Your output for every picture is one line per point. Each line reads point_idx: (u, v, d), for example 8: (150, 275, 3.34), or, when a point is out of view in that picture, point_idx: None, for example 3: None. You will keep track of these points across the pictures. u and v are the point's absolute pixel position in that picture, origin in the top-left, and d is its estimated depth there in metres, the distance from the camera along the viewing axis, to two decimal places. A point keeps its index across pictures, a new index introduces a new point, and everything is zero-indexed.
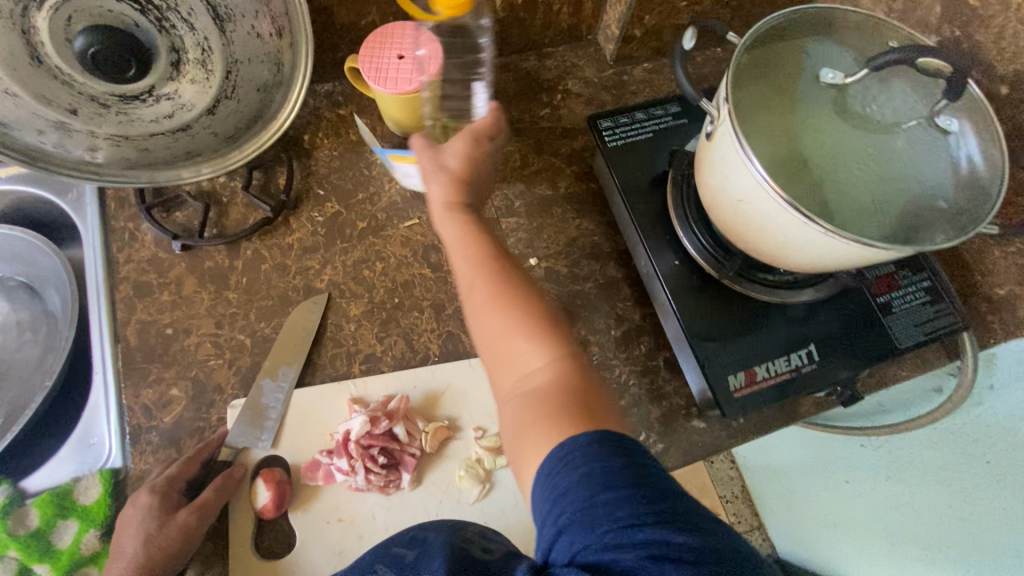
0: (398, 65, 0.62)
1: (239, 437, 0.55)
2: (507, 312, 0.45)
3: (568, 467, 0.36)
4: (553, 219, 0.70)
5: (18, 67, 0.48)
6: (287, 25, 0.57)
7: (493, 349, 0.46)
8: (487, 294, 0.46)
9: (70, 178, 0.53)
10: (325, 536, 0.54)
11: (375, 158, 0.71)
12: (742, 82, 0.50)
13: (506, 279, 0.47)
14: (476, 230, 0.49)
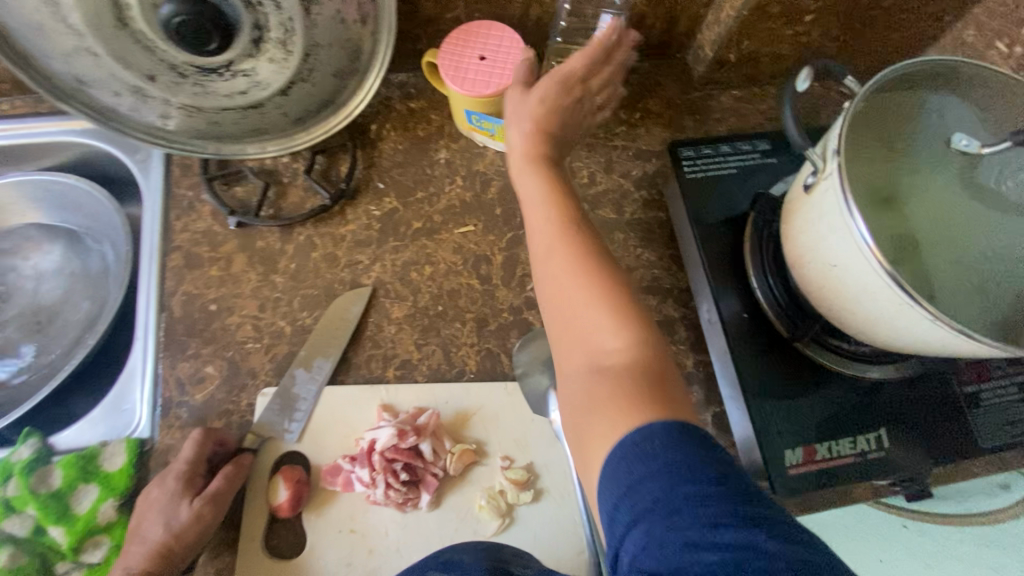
0: (477, 67, 0.59)
1: (268, 425, 0.54)
2: (590, 276, 0.43)
3: (647, 456, 0.35)
4: (614, 245, 0.66)
5: (102, 30, 0.47)
6: (372, 13, 0.54)
7: (569, 310, 0.43)
8: (569, 252, 0.45)
9: (146, 139, 0.56)
10: (334, 545, 0.52)
11: (439, 157, 0.68)
12: (856, 135, 0.44)
13: (588, 243, 0.46)
14: (557, 187, 0.49)
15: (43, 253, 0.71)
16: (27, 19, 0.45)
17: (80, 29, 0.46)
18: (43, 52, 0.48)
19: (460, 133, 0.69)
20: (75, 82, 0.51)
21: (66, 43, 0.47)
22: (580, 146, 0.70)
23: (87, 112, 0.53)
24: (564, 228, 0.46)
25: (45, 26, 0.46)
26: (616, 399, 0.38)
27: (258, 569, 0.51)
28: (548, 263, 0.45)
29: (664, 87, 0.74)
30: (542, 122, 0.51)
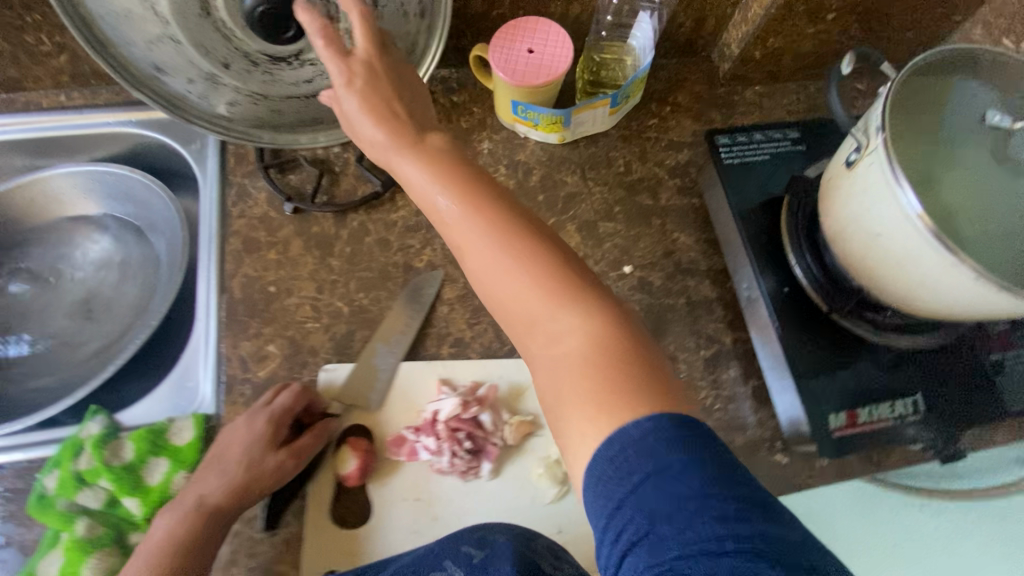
0: (527, 60, 0.63)
1: (348, 396, 0.56)
2: (516, 260, 0.43)
3: (615, 464, 0.36)
4: (651, 229, 0.69)
5: (188, 17, 0.50)
6: (431, 6, 0.58)
7: (500, 293, 0.44)
8: (483, 241, 0.44)
9: (206, 129, 0.58)
10: (398, 512, 0.53)
11: (482, 148, 0.72)
12: (898, 112, 0.48)
13: (499, 227, 0.44)
14: (440, 180, 0.46)
15: (92, 243, 0.72)
16: (119, 6, 0.48)
17: (166, 17, 0.49)
18: (126, 39, 0.51)
19: (501, 125, 0.72)
20: (151, 69, 0.53)
21: (152, 31, 0.50)
22: (615, 137, 0.74)
23: (155, 101, 0.55)
24: (471, 218, 0.45)
25: (134, 13, 0.49)
26: (575, 385, 0.39)
27: (328, 536, 0.52)
28: (467, 254, 0.45)
29: (692, 83, 0.78)
30: (394, 118, 0.48)
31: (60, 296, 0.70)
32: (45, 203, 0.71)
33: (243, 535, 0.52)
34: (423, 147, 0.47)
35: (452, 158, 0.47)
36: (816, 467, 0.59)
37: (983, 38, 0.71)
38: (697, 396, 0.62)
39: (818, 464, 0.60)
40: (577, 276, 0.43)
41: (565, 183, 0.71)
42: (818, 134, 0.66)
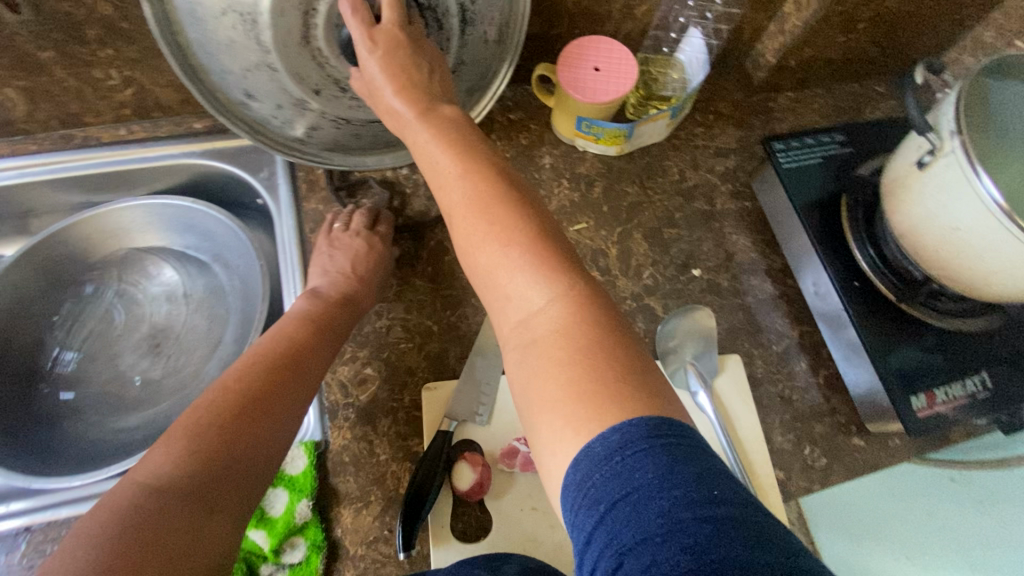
0: (594, 77, 0.65)
1: (459, 411, 0.57)
2: (511, 232, 0.39)
3: (583, 482, 0.30)
4: (712, 233, 0.73)
5: (289, 46, 0.50)
6: (510, 32, 0.59)
7: (484, 263, 0.39)
8: (480, 207, 0.40)
9: (284, 152, 0.59)
10: (519, 523, 0.54)
11: (544, 163, 0.74)
12: (972, 114, 0.53)
13: (502, 196, 0.40)
14: (447, 139, 0.43)
15: (154, 277, 0.71)
16: (222, 38, 0.48)
17: (268, 47, 0.49)
18: (223, 67, 0.51)
19: (559, 140, 0.75)
20: (240, 96, 0.54)
21: (252, 60, 0.50)
22: (666, 146, 0.77)
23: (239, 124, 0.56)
24: (474, 182, 0.41)
25: (235, 43, 0.49)
26: (548, 373, 0.34)
27: (454, 552, 0.53)
28: (457, 220, 0.41)
29: (730, 91, 0.81)
30: (413, 83, 0.45)
31: (127, 333, 0.68)
32: (104, 239, 0.69)
33: (370, 558, 0.52)
34: (436, 115, 0.45)
35: (468, 130, 0.44)
36: (891, 447, 0.64)
37: (994, 41, 0.77)
38: (775, 389, 0.66)
39: (892, 444, 0.64)
40: (574, 267, 0.38)
41: (626, 193, 0.73)
42: (863, 136, 0.71)
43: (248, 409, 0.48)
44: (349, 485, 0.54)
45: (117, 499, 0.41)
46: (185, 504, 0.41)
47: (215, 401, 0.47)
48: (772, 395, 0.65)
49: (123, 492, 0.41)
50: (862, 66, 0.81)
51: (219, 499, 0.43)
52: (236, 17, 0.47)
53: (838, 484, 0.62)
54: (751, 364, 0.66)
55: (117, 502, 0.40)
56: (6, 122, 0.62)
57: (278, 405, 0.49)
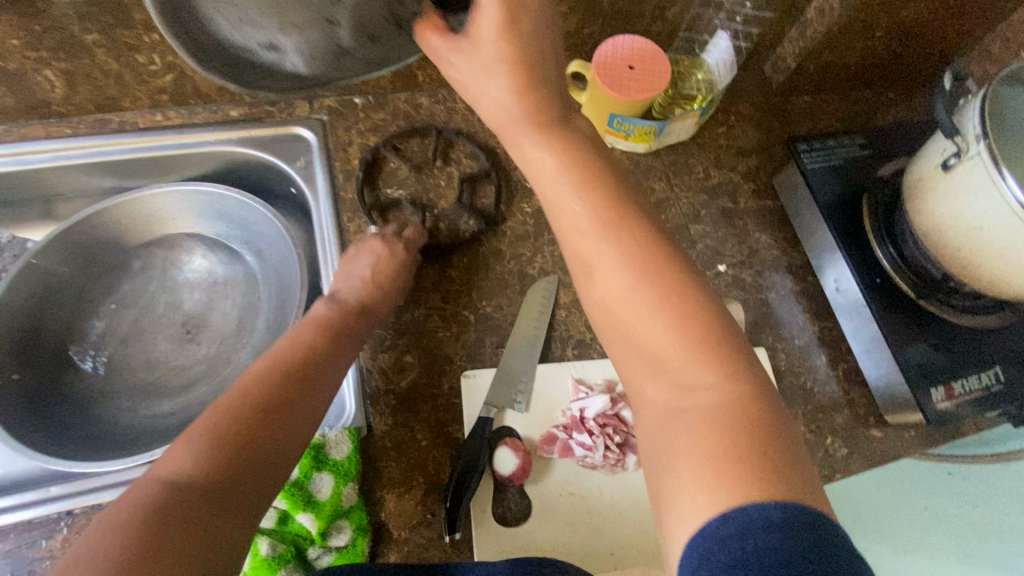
0: (629, 76, 0.67)
1: (497, 398, 0.58)
2: (669, 305, 0.41)
3: (723, 542, 0.30)
4: (736, 230, 0.75)
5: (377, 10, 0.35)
6: None
7: (636, 330, 0.41)
8: (637, 281, 0.42)
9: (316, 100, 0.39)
10: (558, 508, 0.56)
11: None
12: (994, 120, 0.56)
13: (657, 269, 0.42)
14: (600, 199, 0.45)
15: (185, 264, 0.71)
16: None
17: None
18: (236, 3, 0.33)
19: None
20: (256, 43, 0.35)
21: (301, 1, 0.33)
22: (691, 146, 0.79)
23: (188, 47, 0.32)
24: (627, 254, 0.43)
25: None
26: (704, 443, 0.35)
27: (499, 538, 0.54)
28: (606, 283, 0.43)
29: (751, 92, 0.83)
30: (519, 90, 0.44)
31: (159, 320, 0.68)
32: (137, 225, 0.69)
33: (412, 540, 0.53)
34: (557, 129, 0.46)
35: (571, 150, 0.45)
36: (907, 438, 0.66)
37: (1001, 52, 0.79)
38: (797, 381, 0.68)
39: (909, 435, 0.66)
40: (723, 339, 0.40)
41: (653, 189, 0.75)
42: (880, 139, 0.75)
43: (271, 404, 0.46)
44: (391, 470, 0.55)
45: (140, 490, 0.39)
46: (205, 498, 0.39)
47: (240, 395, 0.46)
48: (794, 387, 0.68)
49: (145, 484, 0.39)
50: (881, 71, 0.83)
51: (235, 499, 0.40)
52: None
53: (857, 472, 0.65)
54: (774, 357, 0.69)
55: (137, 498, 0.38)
56: (42, 106, 0.62)
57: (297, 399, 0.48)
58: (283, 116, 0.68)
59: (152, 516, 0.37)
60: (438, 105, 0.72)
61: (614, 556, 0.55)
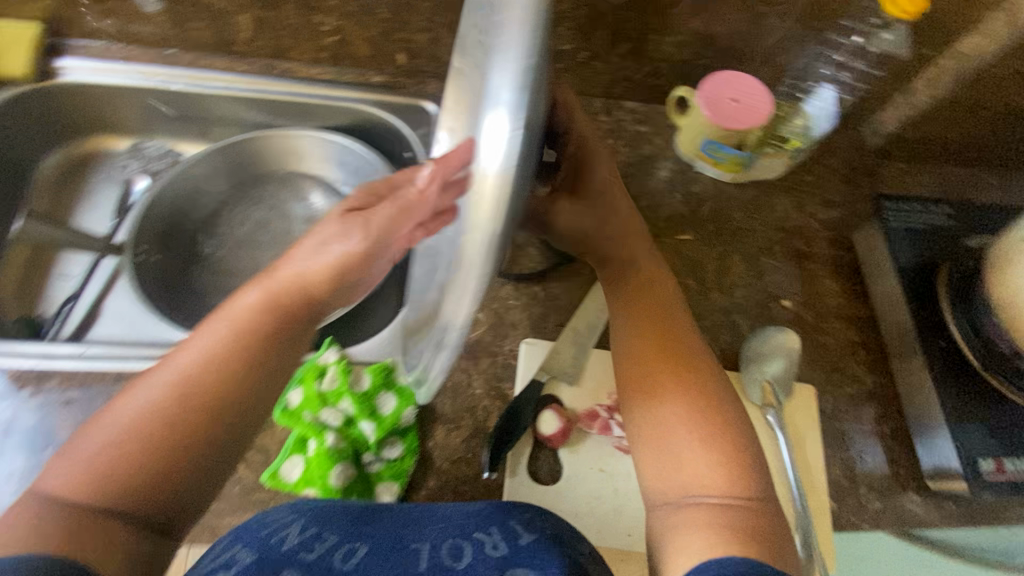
0: (732, 108, 0.71)
1: (552, 367, 0.63)
2: (719, 437, 0.48)
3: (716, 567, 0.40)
4: (806, 273, 0.77)
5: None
6: None
7: (669, 436, 0.49)
8: (695, 412, 0.49)
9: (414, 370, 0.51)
10: (587, 480, 0.59)
11: (661, 175, 0.80)
12: None
13: (714, 407, 0.50)
14: (662, 319, 0.55)
15: (302, 199, 0.80)
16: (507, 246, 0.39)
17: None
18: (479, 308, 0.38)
19: (677, 157, 0.81)
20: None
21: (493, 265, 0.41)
22: (777, 188, 0.81)
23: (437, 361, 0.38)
24: (696, 389, 0.50)
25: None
26: (713, 522, 0.44)
27: (528, 490, 0.59)
28: (651, 389, 0.51)
29: (845, 147, 0.83)
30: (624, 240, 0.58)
31: (269, 241, 0.78)
32: (271, 158, 0.79)
33: (453, 474, 0.58)
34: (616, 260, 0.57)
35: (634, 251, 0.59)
36: (946, 510, 0.65)
37: None
38: (840, 426, 0.69)
39: (948, 507, 0.66)
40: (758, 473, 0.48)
41: (732, 218, 0.79)
42: (971, 214, 0.76)
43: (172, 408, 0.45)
44: (444, 406, 0.61)
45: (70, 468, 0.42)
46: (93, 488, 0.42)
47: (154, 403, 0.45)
48: (836, 430, 0.69)
49: (108, 435, 0.44)
50: (983, 153, 0.83)
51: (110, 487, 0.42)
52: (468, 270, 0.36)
53: (886, 529, 0.65)
54: (822, 398, 0.70)
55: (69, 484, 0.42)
56: (227, 43, 0.73)
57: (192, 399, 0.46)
58: (414, 89, 0.77)
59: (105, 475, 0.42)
60: None
61: (631, 537, 0.58)
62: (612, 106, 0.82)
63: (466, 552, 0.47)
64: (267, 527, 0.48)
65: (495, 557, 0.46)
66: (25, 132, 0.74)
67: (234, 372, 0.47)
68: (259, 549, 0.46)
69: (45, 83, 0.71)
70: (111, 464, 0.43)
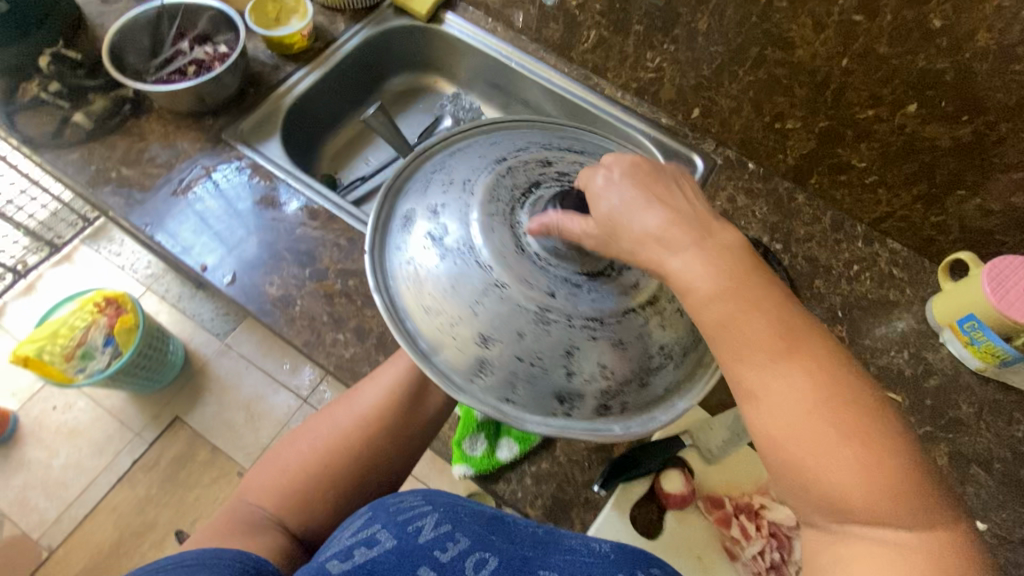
0: (1020, 296, 0.63)
1: (700, 435, 0.61)
2: (866, 442, 0.35)
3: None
4: (1022, 511, 0.65)
5: (508, 256, 0.44)
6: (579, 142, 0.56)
7: (808, 457, 0.36)
8: (820, 413, 0.36)
9: (572, 432, 0.45)
10: (682, 558, 0.57)
11: (896, 326, 0.74)
12: None
13: (844, 398, 0.36)
14: (750, 291, 0.38)
15: None
16: (444, 282, 0.46)
17: (490, 262, 0.44)
18: (452, 332, 0.46)
19: (924, 319, 0.75)
20: (475, 340, 0.45)
21: (475, 299, 0.45)
22: None
23: (448, 377, 0.46)
24: (806, 370, 0.37)
25: (465, 284, 0.45)
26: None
27: (623, 530, 0.57)
28: (771, 402, 0.37)
29: None
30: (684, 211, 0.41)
31: None
32: None
33: (564, 471, 0.60)
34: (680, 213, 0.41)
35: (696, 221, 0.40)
36: None
37: None
38: None
39: None
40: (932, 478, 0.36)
41: (958, 406, 0.70)
42: None
43: (345, 448, 0.56)
44: None
45: (269, 478, 0.55)
46: (288, 496, 0.54)
47: (333, 441, 0.56)
48: None
49: (298, 454, 0.56)
50: None
51: (299, 500, 0.54)
52: (498, 339, 0.45)
53: None
54: None
55: (269, 485, 0.54)
56: (566, 49, 0.87)
57: (360, 442, 0.56)
58: (693, 142, 0.84)
59: (295, 487, 0.54)
60: (808, 209, 0.81)
61: None
62: (875, 237, 0.79)
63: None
64: (403, 512, 0.48)
65: None
66: (397, 56, 0.94)
67: (395, 423, 0.58)
68: (397, 534, 0.46)
69: (431, 26, 0.90)
70: (294, 469, 0.55)
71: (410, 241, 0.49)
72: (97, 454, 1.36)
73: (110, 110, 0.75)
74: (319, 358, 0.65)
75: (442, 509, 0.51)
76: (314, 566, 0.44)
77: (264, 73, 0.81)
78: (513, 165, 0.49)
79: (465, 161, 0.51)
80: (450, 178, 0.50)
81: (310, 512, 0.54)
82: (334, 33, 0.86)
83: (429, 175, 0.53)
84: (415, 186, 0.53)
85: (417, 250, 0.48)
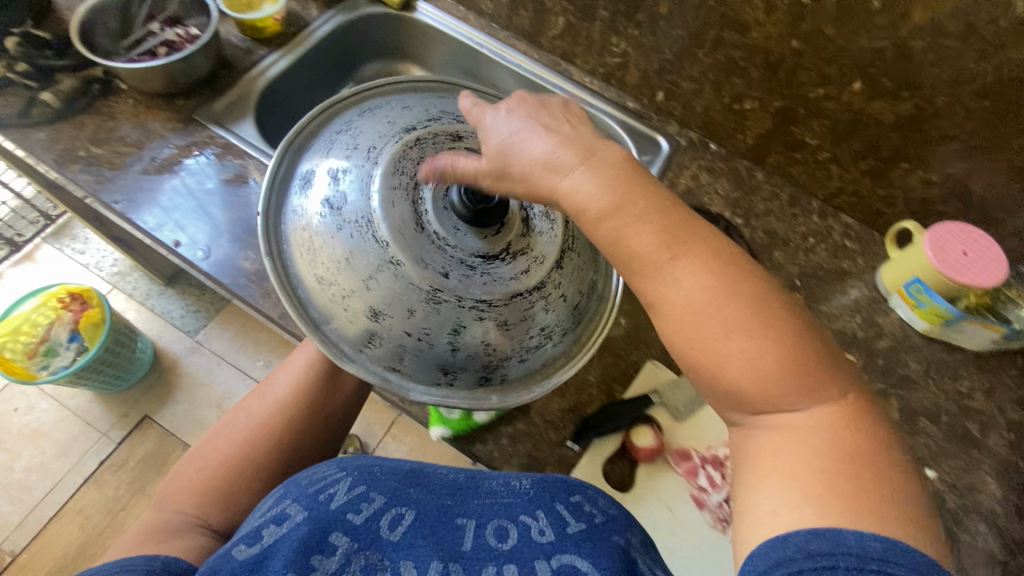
0: (961, 259, 0.68)
1: (670, 395, 0.64)
2: (758, 327, 0.43)
3: (793, 566, 0.37)
4: (967, 459, 0.69)
5: (406, 235, 0.46)
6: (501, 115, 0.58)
7: (718, 351, 0.43)
8: (716, 304, 0.44)
9: (455, 402, 0.49)
10: (652, 509, 0.61)
11: (849, 293, 0.79)
12: None
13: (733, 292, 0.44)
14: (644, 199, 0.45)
15: None
16: (340, 253, 0.47)
17: (386, 239, 0.46)
18: (344, 303, 0.47)
19: (875, 286, 0.79)
20: (367, 313, 0.47)
21: (370, 274, 0.46)
22: (970, 361, 0.75)
23: (338, 344, 0.49)
24: (704, 271, 0.44)
25: (361, 256, 0.46)
26: (793, 454, 0.42)
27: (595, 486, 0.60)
28: (677, 311, 0.44)
29: None
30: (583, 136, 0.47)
31: None
32: None
33: (539, 431, 0.62)
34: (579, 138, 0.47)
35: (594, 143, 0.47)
36: None
37: None
38: None
39: None
40: (824, 368, 0.44)
41: (906, 365, 0.75)
42: None
43: (257, 439, 0.59)
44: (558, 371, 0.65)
45: (186, 478, 0.57)
46: (205, 493, 0.56)
47: (244, 435, 0.59)
48: None
49: (212, 451, 0.59)
50: None
51: (215, 494, 0.56)
52: (388, 313, 0.47)
53: None
54: None
55: (186, 485, 0.57)
56: (536, 35, 0.89)
57: (271, 431, 0.59)
58: (657, 125, 0.88)
59: (211, 483, 0.56)
60: (766, 187, 0.85)
61: None
62: (828, 212, 0.84)
63: (512, 534, 0.50)
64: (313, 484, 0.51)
65: (541, 539, 0.48)
66: (370, 44, 0.96)
67: (304, 411, 0.61)
68: (307, 505, 0.48)
69: (404, 13, 0.92)
70: (210, 466, 0.58)
71: (308, 203, 0.49)
72: (61, 456, 1.32)
73: (78, 89, 0.74)
74: (295, 329, 0.66)
75: (355, 473, 0.53)
76: (221, 555, 0.45)
77: (236, 56, 0.82)
78: (421, 136, 0.50)
79: (373, 127, 0.51)
80: (354, 144, 0.50)
81: (228, 505, 0.56)
82: (306, 19, 0.88)
83: (334, 136, 0.53)
84: (319, 148, 0.53)
85: (314, 214, 0.49)
